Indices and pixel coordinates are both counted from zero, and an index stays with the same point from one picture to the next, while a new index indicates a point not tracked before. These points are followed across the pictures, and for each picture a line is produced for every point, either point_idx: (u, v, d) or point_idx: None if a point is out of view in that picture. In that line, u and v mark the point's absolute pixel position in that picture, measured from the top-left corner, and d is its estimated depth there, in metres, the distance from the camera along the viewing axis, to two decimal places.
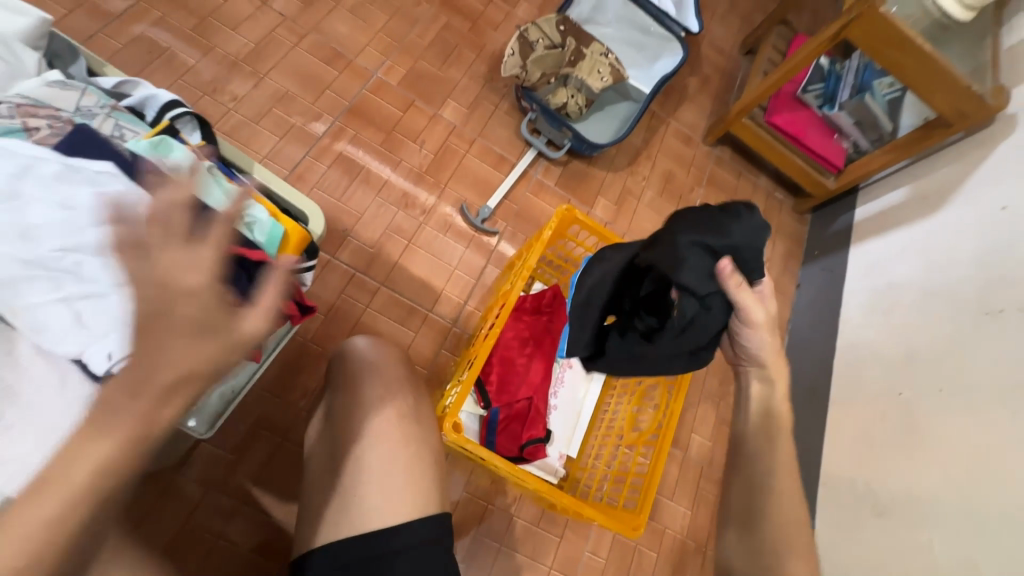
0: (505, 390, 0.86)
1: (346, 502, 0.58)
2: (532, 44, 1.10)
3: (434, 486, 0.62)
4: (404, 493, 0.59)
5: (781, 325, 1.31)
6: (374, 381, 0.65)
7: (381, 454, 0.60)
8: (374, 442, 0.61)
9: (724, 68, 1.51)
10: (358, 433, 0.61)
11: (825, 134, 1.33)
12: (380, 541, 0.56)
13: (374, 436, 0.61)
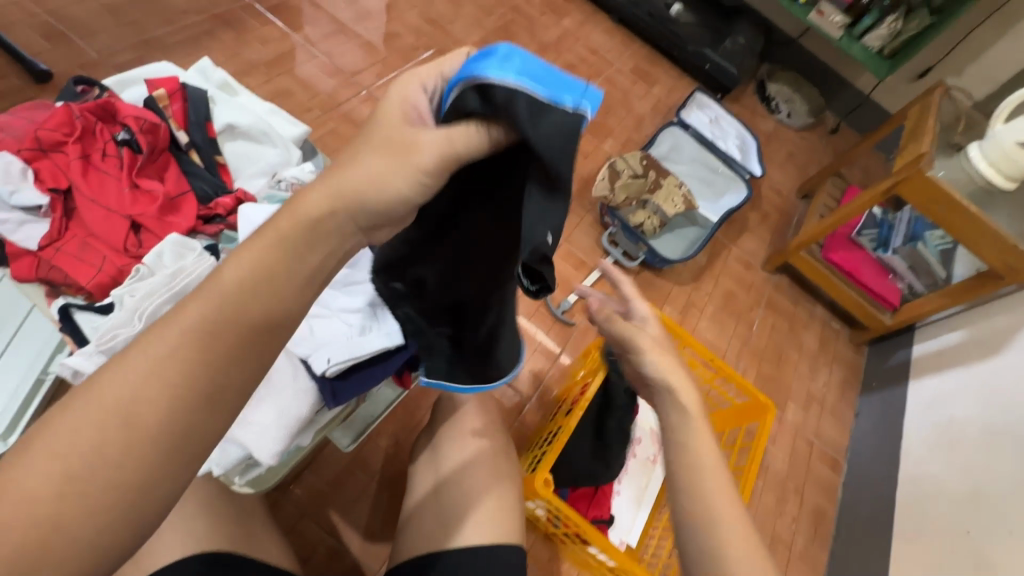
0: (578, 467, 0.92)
1: (444, 524, 0.67)
2: (619, 172, 1.32)
3: (516, 529, 0.70)
4: (495, 524, 0.68)
5: (840, 451, 1.34)
6: (474, 419, 0.78)
7: (482, 482, 0.71)
8: (473, 478, 0.71)
9: (783, 208, 1.70)
10: (465, 463, 0.72)
11: (880, 274, 1.44)
12: (475, 557, 0.64)
13: (479, 468, 0.72)
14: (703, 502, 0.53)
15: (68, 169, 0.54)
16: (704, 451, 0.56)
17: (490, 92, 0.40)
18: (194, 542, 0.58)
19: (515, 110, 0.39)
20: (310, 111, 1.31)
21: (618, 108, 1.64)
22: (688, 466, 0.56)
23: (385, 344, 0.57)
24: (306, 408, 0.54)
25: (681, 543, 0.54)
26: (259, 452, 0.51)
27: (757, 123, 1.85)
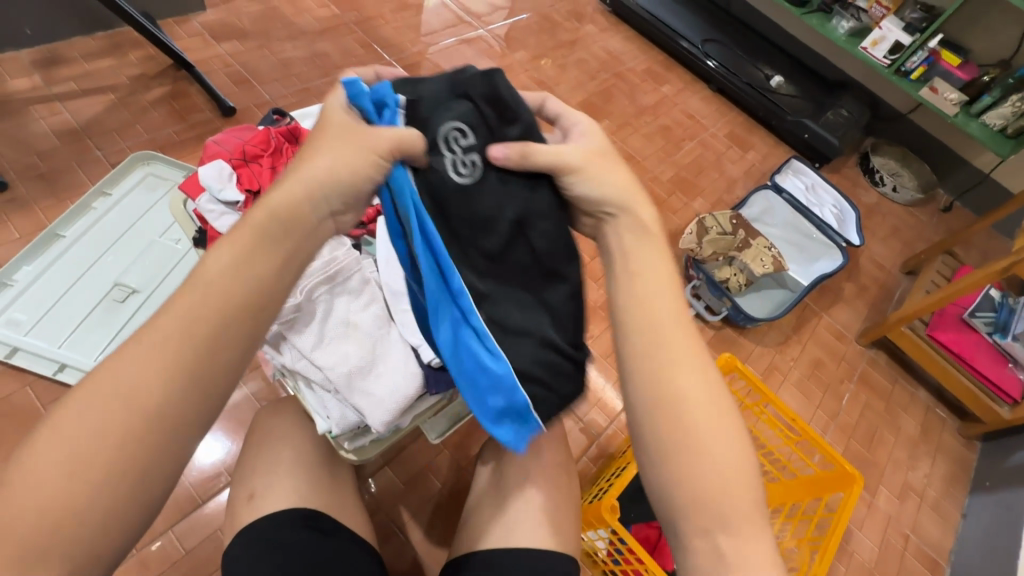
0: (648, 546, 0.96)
1: (504, 526, 0.71)
2: (706, 229, 1.35)
3: (570, 534, 0.73)
4: (549, 528, 0.71)
5: (940, 553, 1.20)
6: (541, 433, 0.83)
7: (539, 486, 0.75)
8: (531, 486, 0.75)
9: (883, 281, 1.62)
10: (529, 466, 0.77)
11: (997, 361, 1.32)
12: (528, 556, 0.68)
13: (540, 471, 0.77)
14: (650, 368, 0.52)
15: (260, 175, 0.69)
16: (647, 284, 0.54)
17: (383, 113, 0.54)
18: (300, 502, 0.65)
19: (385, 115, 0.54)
20: None
21: (710, 169, 1.69)
22: (648, 315, 0.53)
23: None
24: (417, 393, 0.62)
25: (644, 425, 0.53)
26: (372, 421, 0.59)
27: (859, 195, 1.80)
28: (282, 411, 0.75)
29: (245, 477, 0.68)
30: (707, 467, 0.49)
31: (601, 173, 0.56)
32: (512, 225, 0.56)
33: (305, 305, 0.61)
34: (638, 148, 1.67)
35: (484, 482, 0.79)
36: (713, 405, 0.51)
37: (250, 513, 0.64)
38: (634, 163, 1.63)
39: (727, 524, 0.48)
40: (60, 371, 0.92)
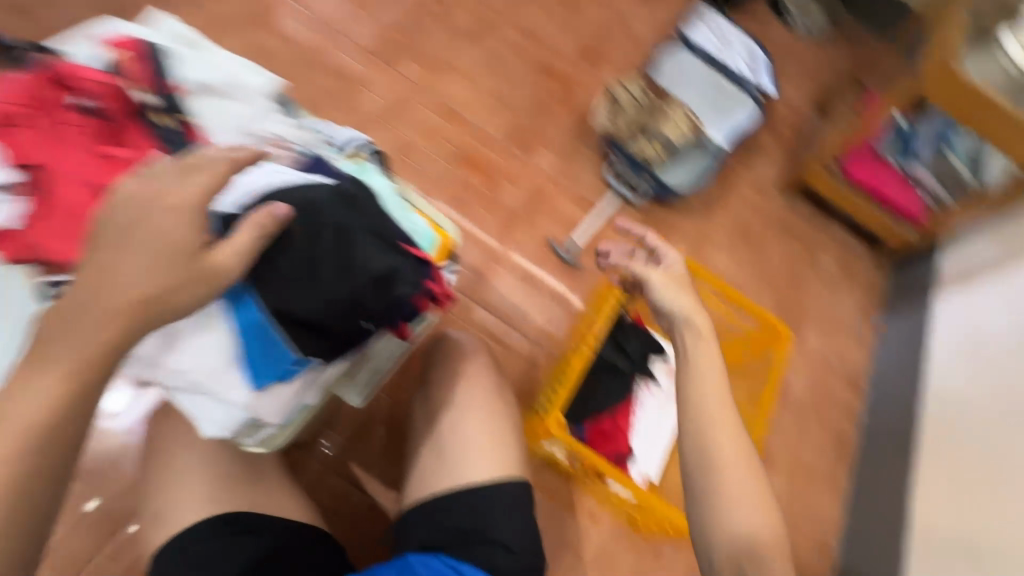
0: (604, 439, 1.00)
1: (450, 466, 0.69)
2: (620, 105, 1.29)
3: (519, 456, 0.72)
4: (498, 459, 0.70)
5: (861, 372, 1.32)
6: (475, 362, 0.79)
7: (474, 420, 0.72)
8: (474, 418, 0.73)
9: (798, 125, 1.60)
10: (458, 403, 0.74)
11: (903, 185, 1.34)
12: (477, 492, 0.67)
13: (474, 405, 0.74)
14: (709, 451, 0.68)
15: (39, 144, 0.54)
16: (712, 385, 0.71)
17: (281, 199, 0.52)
18: (215, 508, 0.60)
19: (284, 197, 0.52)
20: (289, 67, 1.25)
21: (616, 32, 1.53)
22: (697, 385, 0.71)
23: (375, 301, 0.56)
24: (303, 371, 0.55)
25: (693, 494, 0.68)
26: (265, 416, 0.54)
27: (769, 35, 1.71)
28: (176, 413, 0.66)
29: (150, 495, 0.62)
30: (742, 532, 0.64)
31: (675, 294, 0.79)
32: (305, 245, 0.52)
33: None
34: (534, 19, 1.47)
35: (423, 428, 0.74)
36: (744, 475, 0.67)
37: (163, 532, 0.59)
38: (532, 38, 1.45)
39: (755, 561, 0.62)
40: None
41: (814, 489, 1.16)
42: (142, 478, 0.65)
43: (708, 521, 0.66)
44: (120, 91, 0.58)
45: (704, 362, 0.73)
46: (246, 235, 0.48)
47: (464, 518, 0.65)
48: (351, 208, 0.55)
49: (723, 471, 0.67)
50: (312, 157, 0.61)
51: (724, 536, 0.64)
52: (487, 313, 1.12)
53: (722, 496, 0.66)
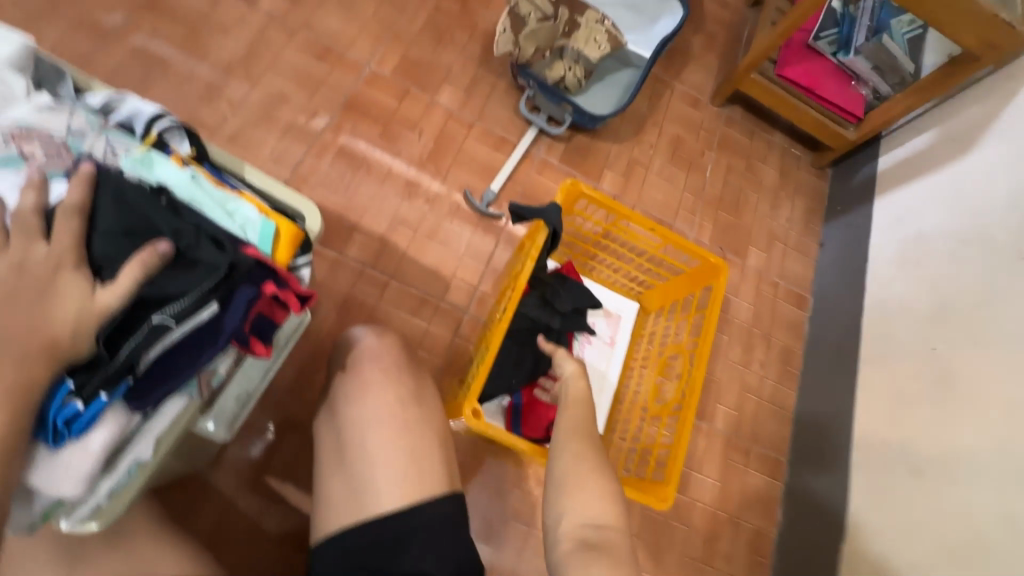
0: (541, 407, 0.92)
1: (353, 490, 0.58)
2: (524, 19, 1.07)
3: (445, 465, 0.62)
4: (411, 476, 0.59)
5: (805, 286, 1.28)
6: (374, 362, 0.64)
7: (382, 438, 0.59)
8: (375, 425, 0.60)
9: (730, 22, 1.45)
10: (360, 421, 0.60)
11: (842, 82, 1.26)
12: (387, 524, 0.56)
13: (371, 411, 0.61)
14: (557, 449, 0.63)
15: None
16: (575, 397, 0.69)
17: (120, 222, 0.45)
18: None
19: (120, 218, 0.45)
20: (113, 14, 1.01)
21: None
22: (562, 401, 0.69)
23: (198, 316, 0.45)
24: (104, 416, 0.43)
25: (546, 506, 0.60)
26: (52, 487, 0.42)
27: None
28: None
29: None
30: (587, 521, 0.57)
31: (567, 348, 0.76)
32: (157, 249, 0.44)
33: None
34: None
35: (323, 445, 0.62)
36: (593, 472, 0.61)
37: None
38: None
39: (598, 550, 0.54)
40: None
41: (763, 413, 1.14)
42: None
43: (561, 509, 0.58)
44: None
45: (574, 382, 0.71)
46: (126, 277, 0.43)
47: (379, 556, 0.55)
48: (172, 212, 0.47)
49: (577, 463, 0.61)
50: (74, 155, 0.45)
51: (574, 519, 0.57)
52: (400, 284, 1.00)
53: (567, 488, 0.59)
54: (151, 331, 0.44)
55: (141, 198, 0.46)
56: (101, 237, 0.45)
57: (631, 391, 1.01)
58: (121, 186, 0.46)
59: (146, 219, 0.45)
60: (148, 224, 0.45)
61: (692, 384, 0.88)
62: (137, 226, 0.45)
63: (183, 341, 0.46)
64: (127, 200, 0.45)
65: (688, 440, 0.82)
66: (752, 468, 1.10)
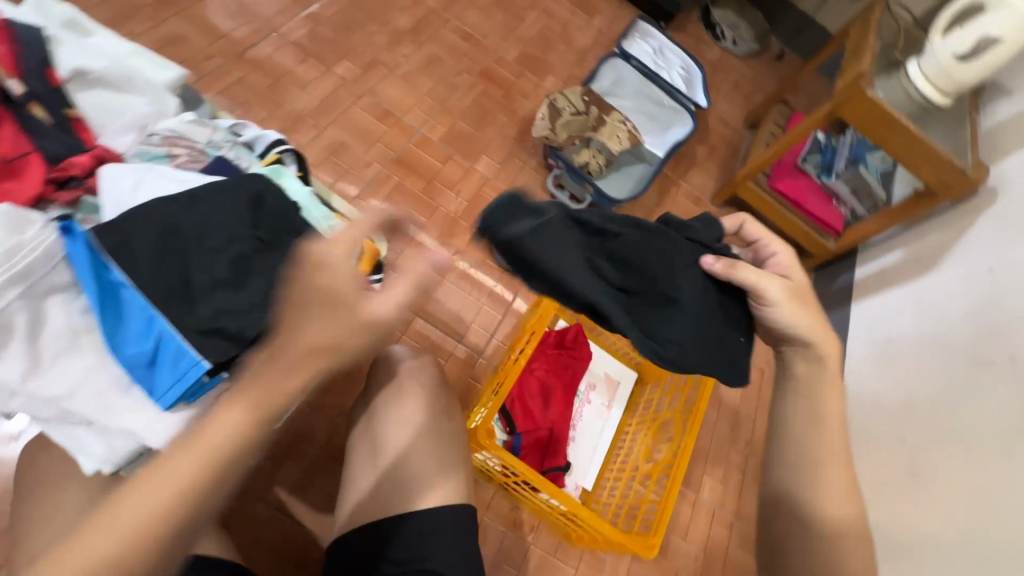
0: (543, 454, 0.98)
1: (383, 489, 0.65)
2: (560, 110, 1.26)
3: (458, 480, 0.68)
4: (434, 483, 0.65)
5: None
6: (413, 377, 0.74)
7: (416, 444, 0.67)
8: (406, 433, 0.68)
9: (730, 139, 1.67)
10: (395, 427, 0.68)
11: (825, 200, 1.44)
12: (414, 522, 0.62)
13: (408, 419, 0.69)
14: (808, 478, 0.60)
15: None
16: (834, 408, 0.62)
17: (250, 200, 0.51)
18: None
19: (241, 205, 0.50)
20: (210, 60, 1.17)
21: (557, 42, 1.54)
22: (814, 411, 0.62)
23: None
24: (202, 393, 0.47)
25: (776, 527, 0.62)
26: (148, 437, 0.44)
27: (703, 52, 1.77)
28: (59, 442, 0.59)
29: (21, 541, 0.55)
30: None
31: (770, 281, 0.62)
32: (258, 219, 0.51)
33: None
34: (476, 25, 1.46)
35: (360, 448, 0.70)
36: (850, 517, 0.59)
37: None
38: (474, 43, 1.43)
39: None
40: None
41: (747, 490, 1.19)
42: (12, 518, 0.57)
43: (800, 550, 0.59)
44: None
45: (827, 372, 0.63)
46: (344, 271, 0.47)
47: (398, 551, 0.61)
48: (288, 207, 0.52)
49: (826, 513, 0.59)
50: (219, 160, 0.56)
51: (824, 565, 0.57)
52: (424, 322, 1.08)
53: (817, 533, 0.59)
54: (272, 327, 0.49)
55: (261, 190, 0.51)
56: (225, 213, 0.49)
57: (624, 454, 1.07)
58: (262, 183, 0.53)
59: (276, 210, 0.52)
60: (272, 214, 0.51)
61: (683, 446, 0.95)
62: (259, 214, 0.51)
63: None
64: (258, 191, 0.51)
65: (674, 495, 0.87)
66: (735, 543, 1.13)
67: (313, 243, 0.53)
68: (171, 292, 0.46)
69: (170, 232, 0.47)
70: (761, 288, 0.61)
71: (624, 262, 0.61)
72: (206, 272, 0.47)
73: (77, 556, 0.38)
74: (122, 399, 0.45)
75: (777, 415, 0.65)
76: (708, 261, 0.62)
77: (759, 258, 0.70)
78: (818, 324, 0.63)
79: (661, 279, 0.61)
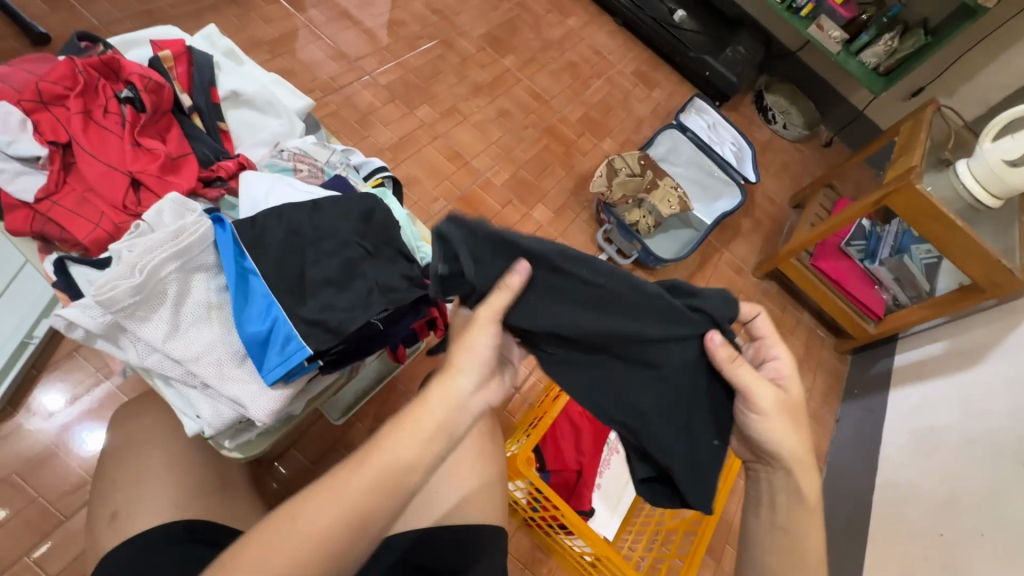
0: (572, 494, 0.99)
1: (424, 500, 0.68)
2: (617, 170, 1.34)
3: (495, 502, 0.71)
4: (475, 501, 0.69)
5: (820, 455, 1.37)
6: None
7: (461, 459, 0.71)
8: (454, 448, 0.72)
9: (775, 215, 1.72)
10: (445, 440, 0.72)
11: (866, 283, 1.47)
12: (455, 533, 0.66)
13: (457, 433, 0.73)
14: None
15: (68, 123, 0.56)
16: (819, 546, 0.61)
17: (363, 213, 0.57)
18: (175, 514, 0.58)
19: (354, 217, 0.57)
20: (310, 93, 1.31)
21: (618, 109, 1.66)
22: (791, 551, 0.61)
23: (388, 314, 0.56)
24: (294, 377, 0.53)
25: None
26: (252, 406, 0.50)
27: (754, 132, 1.87)
28: (152, 409, 0.66)
29: (105, 494, 0.59)
30: None
31: (761, 393, 0.58)
32: (367, 233, 0.57)
33: (149, 285, 0.48)
34: (545, 86, 1.59)
35: None
36: None
37: (113, 536, 0.56)
38: (542, 102, 1.55)
39: None
40: None
41: None
42: (98, 473, 0.62)
43: None
44: (167, 89, 0.61)
45: (807, 509, 0.62)
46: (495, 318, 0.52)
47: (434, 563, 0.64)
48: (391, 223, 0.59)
49: None
50: (336, 177, 0.64)
51: None
52: None
53: None
54: (365, 327, 0.54)
55: (372, 205, 0.58)
56: (342, 222, 0.56)
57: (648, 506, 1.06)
58: (372, 199, 0.60)
59: (382, 225, 0.58)
60: (378, 228, 0.58)
61: (713, 507, 0.94)
62: (368, 227, 0.57)
63: (372, 336, 0.57)
64: (370, 206, 0.58)
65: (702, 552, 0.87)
66: None
67: (408, 259, 0.59)
68: (287, 284, 0.53)
69: (294, 232, 0.54)
70: (754, 395, 0.58)
71: (616, 329, 0.54)
72: (319, 272, 0.54)
73: (319, 498, 0.47)
74: (234, 369, 0.51)
75: (748, 538, 0.65)
76: (715, 343, 0.54)
77: (755, 354, 0.67)
78: (800, 453, 0.62)
79: (659, 358, 0.55)
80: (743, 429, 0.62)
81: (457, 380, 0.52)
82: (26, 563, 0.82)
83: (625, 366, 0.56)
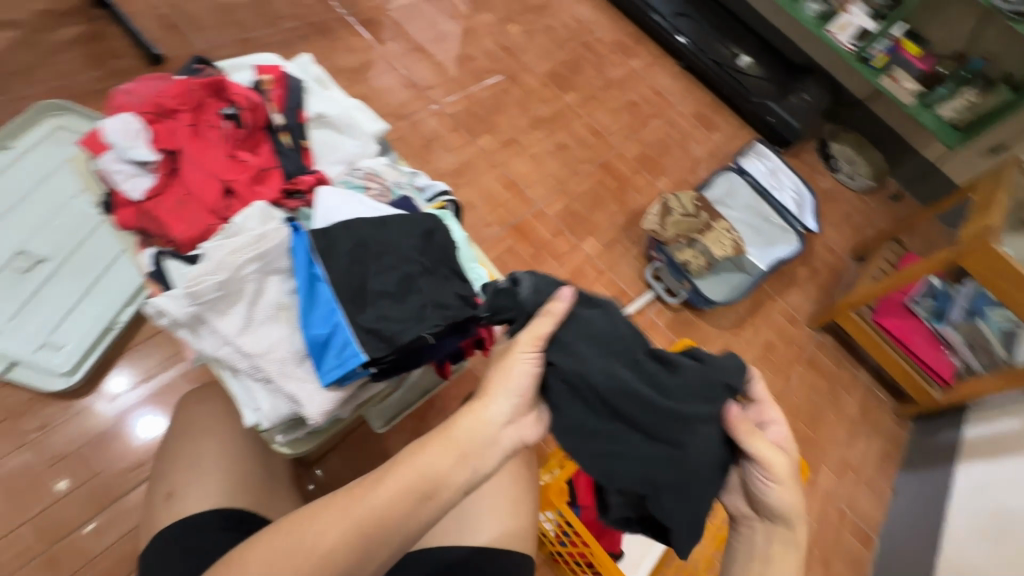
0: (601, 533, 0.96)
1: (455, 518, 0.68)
2: (671, 210, 1.34)
3: (524, 531, 0.71)
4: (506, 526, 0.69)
5: (872, 526, 1.28)
6: None
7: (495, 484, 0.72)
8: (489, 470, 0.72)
9: (834, 266, 1.66)
10: None
11: (935, 346, 1.37)
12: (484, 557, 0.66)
13: None
14: None
15: (179, 135, 0.64)
16: None
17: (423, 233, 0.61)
18: (222, 502, 0.61)
19: (415, 236, 0.60)
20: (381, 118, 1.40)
21: (675, 148, 1.66)
22: None
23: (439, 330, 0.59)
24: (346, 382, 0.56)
25: None
26: (307, 404, 0.53)
27: (816, 180, 1.82)
28: (211, 399, 0.70)
29: (164, 474, 0.64)
30: None
31: (775, 456, 0.57)
32: (427, 252, 0.60)
33: (231, 282, 0.53)
34: (604, 123, 1.62)
35: None
36: None
37: (166, 515, 0.60)
38: (599, 138, 1.59)
39: None
40: (11, 368, 0.92)
41: None
42: (159, 454, 0.67)
43: None
44: (263, 108, 0.67)
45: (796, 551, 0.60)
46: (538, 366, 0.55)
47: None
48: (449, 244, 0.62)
49: None
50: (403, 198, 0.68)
51: None
52: None
53: None
54: (417, 340, 0.57)
55: (433, 225, 0.62)
56: (404, 239, 0.60)
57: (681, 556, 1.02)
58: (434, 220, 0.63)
59: (440, 245, 0.61)
60: (437, 248, 0.61)
61: None
62: (429, 245, 0.61)
63: (423, 349, 0.59)
64: (431, 226, 0.62)
65: None
66: None
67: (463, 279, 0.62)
68: (349, 292, 0.56)
69: (361, 245, 0.58)
70: (766, 459, 0.57)
71: (652, 393, 0.55)
72: (380, 283, 0.57)
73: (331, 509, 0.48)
74: (294, 367, 0.55)
75: None
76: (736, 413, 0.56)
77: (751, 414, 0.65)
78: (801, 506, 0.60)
79: (677, 431, 0.55)
80: (752, 491, 0.60)
81: (491, 407, 0.53)
82: (83, 533, 0.88)
83: (645, 442, 0.55)
